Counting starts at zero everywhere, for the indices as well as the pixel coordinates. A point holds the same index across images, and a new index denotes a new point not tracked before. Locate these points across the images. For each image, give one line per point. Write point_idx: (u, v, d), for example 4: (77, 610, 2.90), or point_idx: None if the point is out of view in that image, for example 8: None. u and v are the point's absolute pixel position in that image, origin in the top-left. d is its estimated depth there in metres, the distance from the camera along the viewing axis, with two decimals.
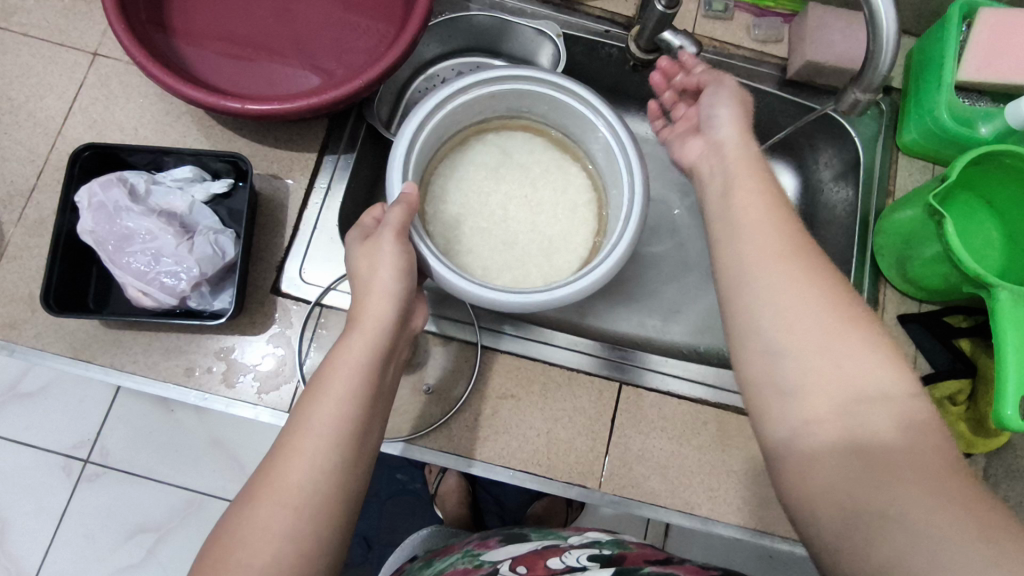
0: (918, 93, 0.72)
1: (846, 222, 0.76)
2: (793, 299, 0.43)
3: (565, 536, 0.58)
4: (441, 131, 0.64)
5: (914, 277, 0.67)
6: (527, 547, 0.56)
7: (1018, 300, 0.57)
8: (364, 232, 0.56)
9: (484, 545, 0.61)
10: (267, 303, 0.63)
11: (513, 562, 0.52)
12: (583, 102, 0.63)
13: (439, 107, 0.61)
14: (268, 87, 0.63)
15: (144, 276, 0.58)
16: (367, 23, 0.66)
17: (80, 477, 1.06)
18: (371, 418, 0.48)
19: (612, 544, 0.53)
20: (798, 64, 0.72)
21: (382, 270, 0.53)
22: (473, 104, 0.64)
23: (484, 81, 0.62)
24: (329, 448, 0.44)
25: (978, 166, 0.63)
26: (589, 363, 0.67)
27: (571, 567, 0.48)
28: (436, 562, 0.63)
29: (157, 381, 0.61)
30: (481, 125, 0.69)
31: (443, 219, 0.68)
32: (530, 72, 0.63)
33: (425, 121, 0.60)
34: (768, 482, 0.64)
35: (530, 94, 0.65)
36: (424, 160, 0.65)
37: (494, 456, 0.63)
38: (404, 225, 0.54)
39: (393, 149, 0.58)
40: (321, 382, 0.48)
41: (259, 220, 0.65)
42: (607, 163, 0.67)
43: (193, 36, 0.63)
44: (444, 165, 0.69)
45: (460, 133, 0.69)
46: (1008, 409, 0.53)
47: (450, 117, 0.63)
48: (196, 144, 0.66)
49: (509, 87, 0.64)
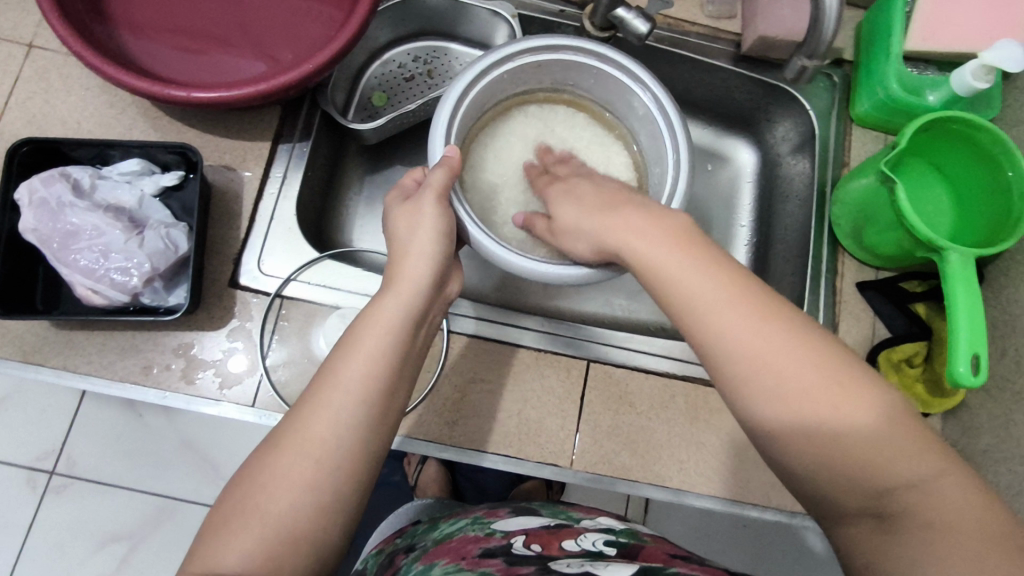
0: (867, 64, 0.73)
1: (803, 194, 0.76)
2: (772, 348, 0.42)
3: (577, 518, 0.58)
4: (481, 100, 0.64)
5: (871, 244, 0.68)
6: (538, 522, 0.56)
7: (967, 261, 0.58)
8: (405, 193, 0.58)
9: (494, 514, 0.60)
10: (226, 298, 0.62)
11: (527, 539, 0.52)
12: (629, 74, 0.63)
13: (483, 74, 0.61)
14: (214, 75, 0.61)
15: (94, 274, 0.56)
16: (316, 8, 0.65)
17: (46, 490, 1.03)
18: (399, 379, 0.49)
19: (627, 534, 0.53)
20: (751, 39, 0.73)
21: (422, 233, 0.53)
22: (516, 74, 0.65)
23: (530, 50, 0.62)
24: (356, 406, 0.46)
25: (928, 132, 0.65)
26: (556, 342, 0.67)
27: (585, 551, 0.48)
28: (442, 525, 0.63)
29: (114, 381, 0.59)
30: (525, 95, 0.70)
31: (481, 188, 0.68)
32: (573, 42, 0.63)
33: (467, 89, 0.60)
34: (736, 451, 0.65)
35: (577, 66, 0.65)
36: (466, 127, 0.64)
37: (465, 440, 0.63)
38: (446, 185, 0.55)
39: (435, 115, 0.58)
40: (355, 340, 0.48)
41: (213, 212, 0.64)
42: (651, 143, 0.66)
43: (134, 24, 0.61)
44: (483, 136, 0.69)
45: (500, 103, 0.68)
46: (960, 366, 0.55)
47: (495, 83, 0.63)
48: (144, 137, 0.64)
49: (552, 57, 0.63)
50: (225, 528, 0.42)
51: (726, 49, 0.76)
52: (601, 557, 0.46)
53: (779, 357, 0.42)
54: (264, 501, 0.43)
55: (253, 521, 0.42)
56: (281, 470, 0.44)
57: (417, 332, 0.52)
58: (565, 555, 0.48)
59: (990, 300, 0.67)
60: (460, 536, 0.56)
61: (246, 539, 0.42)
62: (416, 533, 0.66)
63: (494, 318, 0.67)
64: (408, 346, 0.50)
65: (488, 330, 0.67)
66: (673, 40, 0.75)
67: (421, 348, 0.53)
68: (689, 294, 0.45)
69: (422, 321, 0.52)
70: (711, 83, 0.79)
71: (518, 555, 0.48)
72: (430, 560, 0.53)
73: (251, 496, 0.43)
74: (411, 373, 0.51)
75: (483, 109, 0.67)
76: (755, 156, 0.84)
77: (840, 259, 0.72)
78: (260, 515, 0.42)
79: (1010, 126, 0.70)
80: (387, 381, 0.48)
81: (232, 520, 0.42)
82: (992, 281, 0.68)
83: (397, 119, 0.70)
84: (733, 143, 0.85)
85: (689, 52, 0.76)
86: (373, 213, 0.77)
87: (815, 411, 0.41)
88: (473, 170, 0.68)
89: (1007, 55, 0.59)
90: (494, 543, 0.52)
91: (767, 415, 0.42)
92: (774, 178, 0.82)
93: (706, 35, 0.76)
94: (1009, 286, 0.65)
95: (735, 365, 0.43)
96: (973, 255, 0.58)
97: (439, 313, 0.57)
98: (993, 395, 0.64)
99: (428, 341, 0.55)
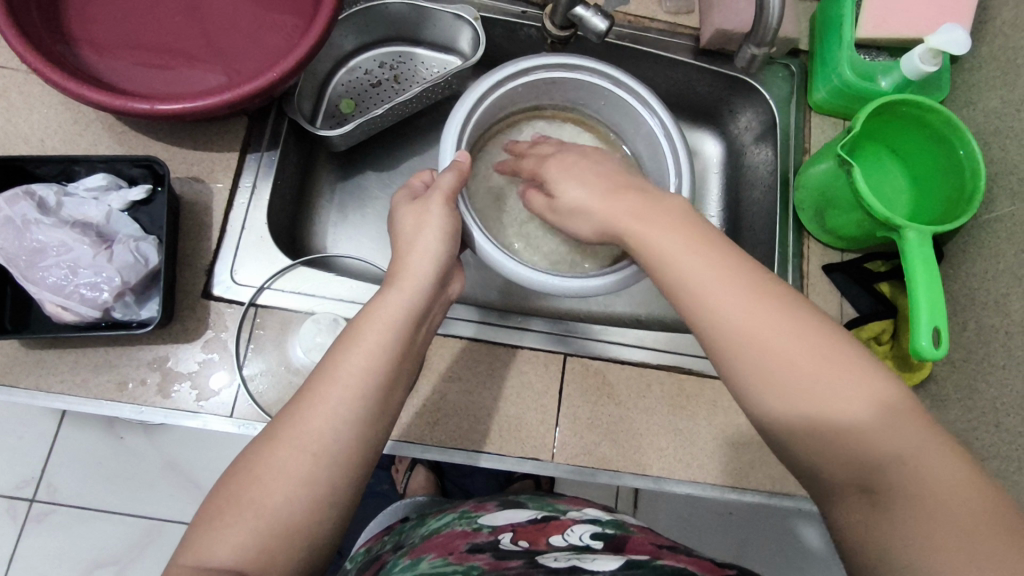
0: (822, 53, 0.75)
1: (767, 182, 0.78)
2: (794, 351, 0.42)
3: (564, 510, 0.59)
4: (495, 108, 0.68)
5: (833, 228, 0.70)
6: (525, 515, 0.57)
7: (924, 240, 0.60)
8: (415, 193, 0.60)
9: (482, 509, 0.62)
10: (199, 309, 0.62)
11: (514, 536, 0.52)
12: (637, 97, 0.67)
13: (494, 85, 0.65)
14: (178, 87, 0.61)
15: (63, 290, 0.55)
16: (278, 17, 0.65)
17: (27, 518, 1.01)
18: (399, 371, 0.50)
19: (614, 525, 0.54)
20: (709, 33, 0.74)
21: (428, 232, 0.55)
22: (529, 87, 0.69)
23: (542, 66, 0.67)
24: (352, 400, 0.47)
25: (881, 116, 0.67)
26: (540, 339, 0.68)
27: (573, 545, 0.49)
28: (431, 522, 0.65)
29: (89, 399, 0.58)
30: (534, 111, 0.74)
31: (485, 195, 0.72)
32: (588, 63, 0.67)
33: (480, 101, 0.64)
34: (712, 435, 0.67)
35: (585, 85, 0.69)
36: (477, 133, 0.68)
37: (447, 439, 0.63)
38: (453, 189, 0.57)
39: (450, 118, 0.62)
40: (355, 333, 0.50)
41: (183, 224, 0.63)
42: (653, 162, 0.70)
43: (94, 39, 0.61)
44: (490, 145, 0.73)
45: (511, 115, 0.73)
46: (922, 340, 0.56)
47: (506, 95, 0.68)
48: (110, 152, 0.64)
49: (566, 74, 0.68)
50: (220, 520, 0.43)
51: (686, 43, 0.78)
52: (588, 550, 0.47)
53: (783, 348, 0.42)
54: (251, 501, 0.43)
55: (228, 529, 0.42)
56: (269, 468, 0.44)
57: (418, 328, 0.53)
58: (552, 550, 0.48)
59: (950, 276, 0.70)
60: (448, 532, 0.57)
61: (240, 532, 0.42)
62: (405, 530, 0.69)
63: (490, 321, 0.68)
64: (408, 338, 0.52)
65: (486, 333, 0.67)
66: (633, 37, 0.77)
67: (421, 344, 0.55)
68: (697, 290, 0.45)
69: (425, 315, 0.54)
70: (673, 77, 0.81)
71: (506, 550, 0.49)
72: (417, 555, 0.54)
73: (244, 492, 0.44)
74: (413, 360, 0.53)
75: (493, 121, 0.71)
76: (720, 148, 0.86)
77: (806, 244, 0.74)
78: (247, 512, 0.43)
79: (959, 107, 0.72)
80: (387, 372, 0.49)
81: (213, 526, 0.42)
82: (952, 257, 0.70)
83: (364, 124, 0.71)
84: (699, 136, 0.87)
85: (650, 47, 0.77)
86: (346, 220, 0.78)
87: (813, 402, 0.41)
88: (481, 175, 0.72)
89: (951, 38, 0.62)
90: (482, 539, 0.53)
91: (769, 406, 0.42)
92: (739, 168, 0.84)
93: (666, 30, 0.78)
94: (967, 261, 0.68)
95: (735, 356, 0.43)
96: (930, 232, 0.60)
97: (440, 312, 0.58)
98: (958, 366, 0.66)
99: (428, 340, 0.57)
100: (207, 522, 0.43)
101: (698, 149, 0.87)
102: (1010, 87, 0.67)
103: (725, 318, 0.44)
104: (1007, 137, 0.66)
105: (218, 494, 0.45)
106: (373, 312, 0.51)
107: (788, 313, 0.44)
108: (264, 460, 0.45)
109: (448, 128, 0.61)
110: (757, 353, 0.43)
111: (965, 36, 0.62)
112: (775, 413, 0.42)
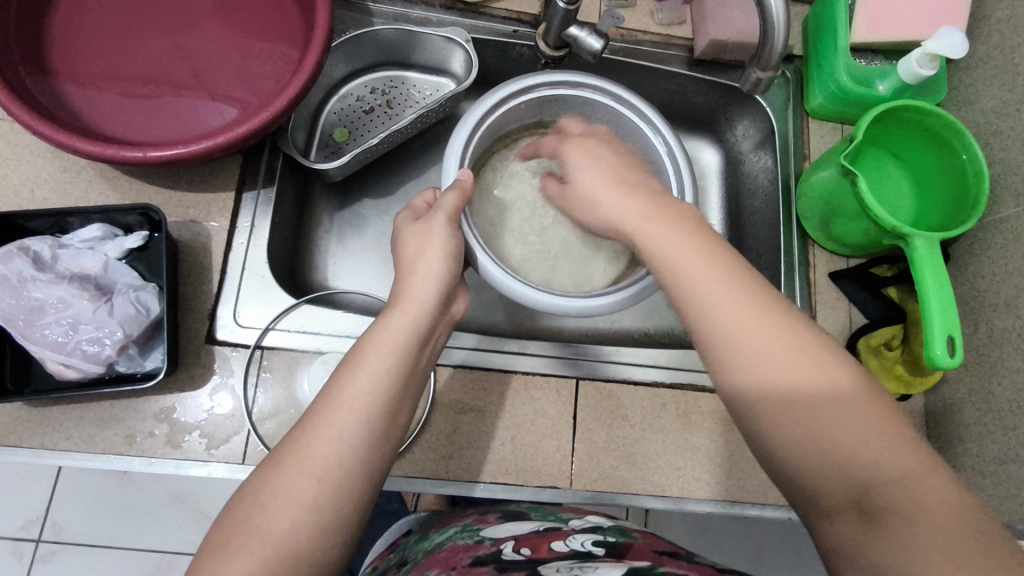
0: (817, 59, 0.74)
1: (768, 190, 0.78)
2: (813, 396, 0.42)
3: (565, 518, 0.58)
4: (495, 126, 0.67)
5: (838, 235, 0.70)
6: (529, 526, 0.57)
7: (932, 246, 0.60)
8: (416, 214, 0.59)
9: (484, 520, 0.62)
10: (204, 355, 0.61)
11: (517, 544, 0.52)
12: (641, 116, 0.66)
13: (498, 103, 0.64)
14: (170, 127, 0.60)
15: (63, 348, 0.54)
16: (269, 48, 0.64)
17: (33, 559, 1.00)
18: (403, 399, 0.49)
19: (617, 533, 0.54)
20: (703, 43, 0.74)
21: (431, 250, 0.54)
22: (532, 104, 0.68)
23: (546, 83, 0.66)
24: (359, 426, 0.46)
25: (881, 122, 0.67)
26: (556, 365, 0.67)
27: (576, 552, 0.49)
28: (434, 535, 0.67)
29: (96, 455, 0.57)
30: (536, 126, 0.73)
31: (487, 212, 0.70)
32: (590, 81, 0.66)
33: (481, 119, 0.63)
34: (728, 452, 0.66)
35: (589, 103, 0.68)
36: (479, 152, 0.68)
37: (464, 472, 0.63)
38: (457, 208, 0.57)
39: (451, 137, 0.61)
40: (361, 353, 0.49)
41: (182, 269, 0.62)
42: None
43: (80, 79, 0.59)
44: (491, 161, 0.72)
45: (511, 132, 0.72)
46: (936, 349, 0.56)
47: (509, 113, 0.67)
48: (103, 198, 0.63)
49: (568, 91, 0.67)
50: (225, 547, 0.42)
51: (680, 55, 0.77)
52: (590, 557, 0.47)
53: (791, 370, 0.42)
54: (255, 527, 0.42)
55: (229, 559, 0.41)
56: (275, 498, 0.43)
57: (423, 347, 0.53)
58: (555, 558, 0.48)
59: (957, 280, 0.69)
60: (450, 545, 0.58)
61: (246, 559, 0.41)
62: (410, 545, 0.73)
63: (493, 346, 0.67)
64: (412, 365, 0.50)
65: (481, 359, 0.67)
66: (627, 51, 0.76)
67: (424, 364, 0.53)
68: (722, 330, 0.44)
69: (430, 334, 0.53)
70: (670, 90, 0.80)
71: (509, 561, 0.49)
72: (424, 571, 0.55)
73: (251, 517, 0.43)
74: (419, 388, 0.52)
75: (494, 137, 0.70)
76: (718, 155, 0.85)
77: (812, 251, 0.74)
78: (250, 533, 0.42)
79: (958, 107, 0.72)
80: (396, 395, 0.48)
81: (214, 563, 0.41)
82: (959, 259, 0.70)
83: (362, 154, 0.70)
84: (696, 144, 0.86)
85: (644, 61, 0.77)
86: (346, 252, 0.76)
87: (787, 384, 0.42)
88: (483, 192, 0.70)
89: (949, 42, 0.61)
90: (484, 551, 0.53)
91: (734, 382, 0.44)
92: (739, 175, 0.83)
93: (659, 42, 0.77)
94: (975, 263, 0.67)
95: (708, 335, 0.45)
96: (937, 238, 0.60)
97: (443, 333, 0.57)
98: (970, 368, 0.66)
99: (432, 360, 0.56)
100: (211, 553, 0.42)
101: (696, 156, 0.86)
102: (1008, 86, 0.66)
103: (713, 313, 0.45)
104: (1008, 137, 0.66)
105: (223, 524, 0.44)
106: (374, 334, 0.50)
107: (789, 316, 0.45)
108: (272, 485, 0.44)
109: (449, 146, 0.61)
110: (738, 338, 0.44)
111: (963, 40, 0.61)
112: (766, 423, 0.43)
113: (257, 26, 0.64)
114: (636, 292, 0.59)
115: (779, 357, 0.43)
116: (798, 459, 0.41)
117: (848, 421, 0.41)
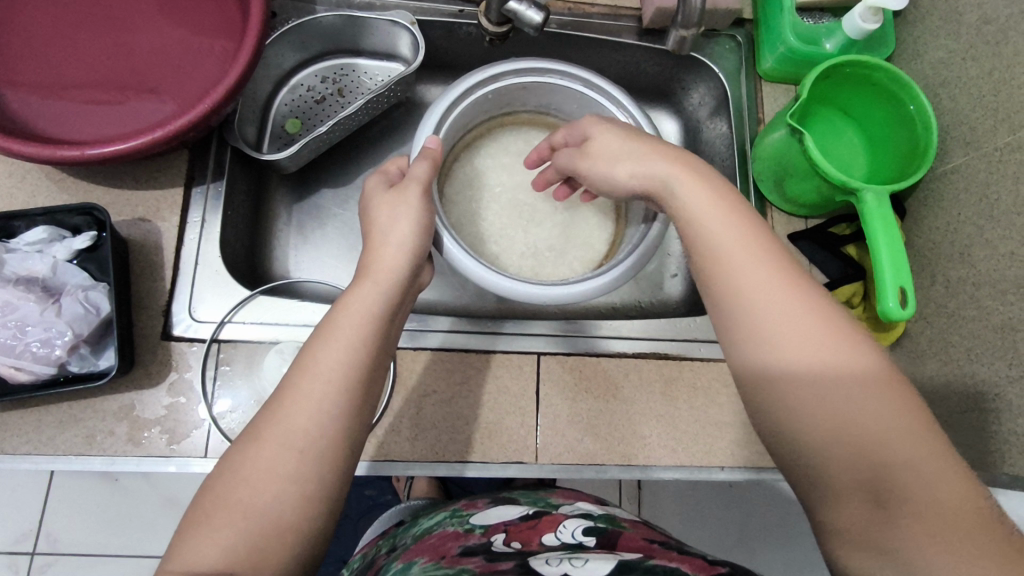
0: (765, 22, 0.74)
1: (725, 156, 0.77)
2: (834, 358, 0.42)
3: (556, 505, 0.59)
4: (467, 117, 0.68)
5: (795, 196, 0.70)
6: (517, 512, 0.57)
7: (882, 200, 0.60)
8: (391, 179, 0.60)
9: (474, 506, 0.62)
10: (161, 351, 0.61)
11: (506, 536, 0.52)
12: (612, 100, 0.66)
13: (466, 93, 0.64)
14: (110, 126, 0.59)
15: (13, 351, 0.54)
16: (206, 40, 0.63)
17: (28, 572, 1.00)
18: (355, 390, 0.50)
19: (606, 519, 0.54)
20: (651, 12, 0.73)
21: (402, 224, 0.55)
22: (502, 92, 0.68)
23: (516, 70, 0.66)
24: (311, 416, 0.46)
25: (828, 80, 0.67)
26: (543, 343, 0.68)
27: (566, 544, 0.49)
28: (424, 522, 0.67)
29: (57, 456, 0.57)
30: (509, 116, 0.73)
31: (461, 200, 0.71)
32: (558, 67, 0.66)
33: (448, 111, 0.63)
34: (692, 418, 0.66)
35: (559, 89, 0.68)
36: (448, 145, 0.68)
37: (429, 453, 0.63)
38: (428, 179, 0.58)
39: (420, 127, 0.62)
40: (331, 329, 0.49)
41: (135, 266, 0.62)
42: None
43: (15, 82, 0.59)
44: (466, 153, 0.72)
45: (487, 123, 0.72)
46: (889, 301, 0.56)
47: (479, 103, 0.67)
48: (49, 201, 0.63)
49: (539, 79, 0.67)
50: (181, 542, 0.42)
51: (629, 25, 0.76)
52: (582, 548, 0.47)
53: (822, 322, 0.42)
54: (215, 519, 0.43)
55: (175, 563, 0.41)
56: (237, 490, 0.44)
57: (391, 326, 0.53)
58: (545, 549, 0.48)
59: (914, 233, 0.69)
60: (439, 532, 0.58)
61: (194, 544, 0.42)
62: (399, 532, 0.73)
63: (462, 328, 0.67)
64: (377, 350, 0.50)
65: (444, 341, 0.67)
66: (574, 24, 0.76)
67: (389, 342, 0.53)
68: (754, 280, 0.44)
69: (395, 312, 0.53)
70: (622, 62, 0.80)
71: (499, 551, 0.49)
72: (410, 559, 0.55)
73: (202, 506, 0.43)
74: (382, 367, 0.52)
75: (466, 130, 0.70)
76: (677, 124, 0.85)
77: (770, 214, 0.73)
78: (206, 524, 0.43)
79: (906, 61, 0.72)
80: (367, 367, 0.49)
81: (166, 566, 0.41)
82: (915, 213, 0.69)
83: (310, 143, 0.69)
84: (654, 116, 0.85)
85: (592, 34, 0.76)
86: (306, 241, 0.76)
87: (795, 363, 0.42)
88: (455, 185, 0.71)
89: None
90: (473, 541, 0.53)
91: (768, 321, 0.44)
92: (697, 144, 0.82)
93: (607, 14, 0.76)
94: (930, 215, 0.67)
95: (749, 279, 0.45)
96: (887, 192, 0.60)
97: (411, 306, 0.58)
98: (930, 320, 0.66)
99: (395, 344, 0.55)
100: (173, 546, 0.42)
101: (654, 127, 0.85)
102: (954, 36, 0.66)
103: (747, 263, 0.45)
104: (955, 87, 0.66)
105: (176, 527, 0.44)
106: (334, 321, 0.50)
107: (818, 290, 0.45)
108: (233, 477, 0.44)
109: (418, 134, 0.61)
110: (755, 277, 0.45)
111: None
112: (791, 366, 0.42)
113: (196, 17, 0.64)
114: (614, 279, 0.60)
115: (777, 304, 0.44)
116: (773, 426, 0.43)
117: (853, 389, 0.41)
